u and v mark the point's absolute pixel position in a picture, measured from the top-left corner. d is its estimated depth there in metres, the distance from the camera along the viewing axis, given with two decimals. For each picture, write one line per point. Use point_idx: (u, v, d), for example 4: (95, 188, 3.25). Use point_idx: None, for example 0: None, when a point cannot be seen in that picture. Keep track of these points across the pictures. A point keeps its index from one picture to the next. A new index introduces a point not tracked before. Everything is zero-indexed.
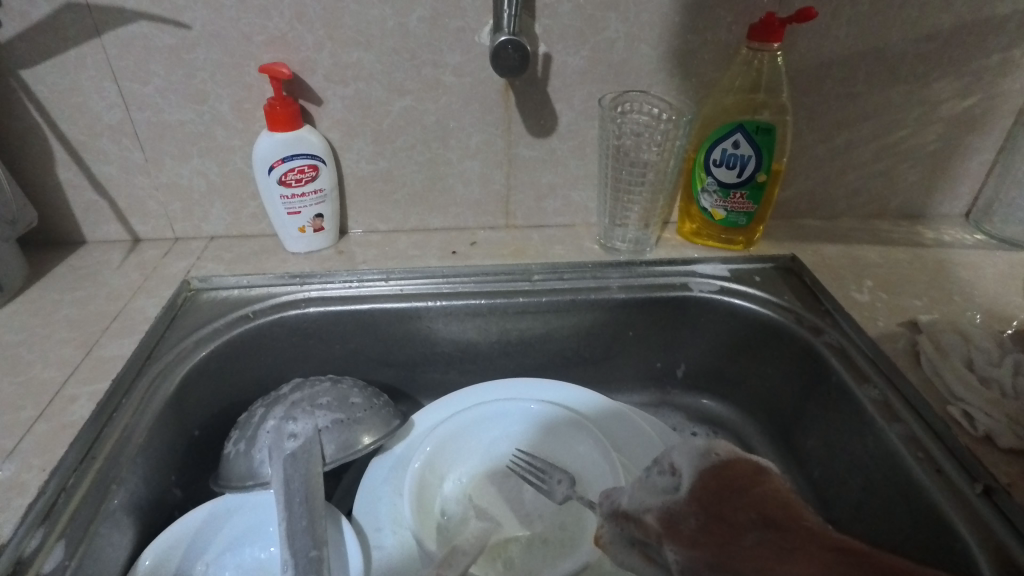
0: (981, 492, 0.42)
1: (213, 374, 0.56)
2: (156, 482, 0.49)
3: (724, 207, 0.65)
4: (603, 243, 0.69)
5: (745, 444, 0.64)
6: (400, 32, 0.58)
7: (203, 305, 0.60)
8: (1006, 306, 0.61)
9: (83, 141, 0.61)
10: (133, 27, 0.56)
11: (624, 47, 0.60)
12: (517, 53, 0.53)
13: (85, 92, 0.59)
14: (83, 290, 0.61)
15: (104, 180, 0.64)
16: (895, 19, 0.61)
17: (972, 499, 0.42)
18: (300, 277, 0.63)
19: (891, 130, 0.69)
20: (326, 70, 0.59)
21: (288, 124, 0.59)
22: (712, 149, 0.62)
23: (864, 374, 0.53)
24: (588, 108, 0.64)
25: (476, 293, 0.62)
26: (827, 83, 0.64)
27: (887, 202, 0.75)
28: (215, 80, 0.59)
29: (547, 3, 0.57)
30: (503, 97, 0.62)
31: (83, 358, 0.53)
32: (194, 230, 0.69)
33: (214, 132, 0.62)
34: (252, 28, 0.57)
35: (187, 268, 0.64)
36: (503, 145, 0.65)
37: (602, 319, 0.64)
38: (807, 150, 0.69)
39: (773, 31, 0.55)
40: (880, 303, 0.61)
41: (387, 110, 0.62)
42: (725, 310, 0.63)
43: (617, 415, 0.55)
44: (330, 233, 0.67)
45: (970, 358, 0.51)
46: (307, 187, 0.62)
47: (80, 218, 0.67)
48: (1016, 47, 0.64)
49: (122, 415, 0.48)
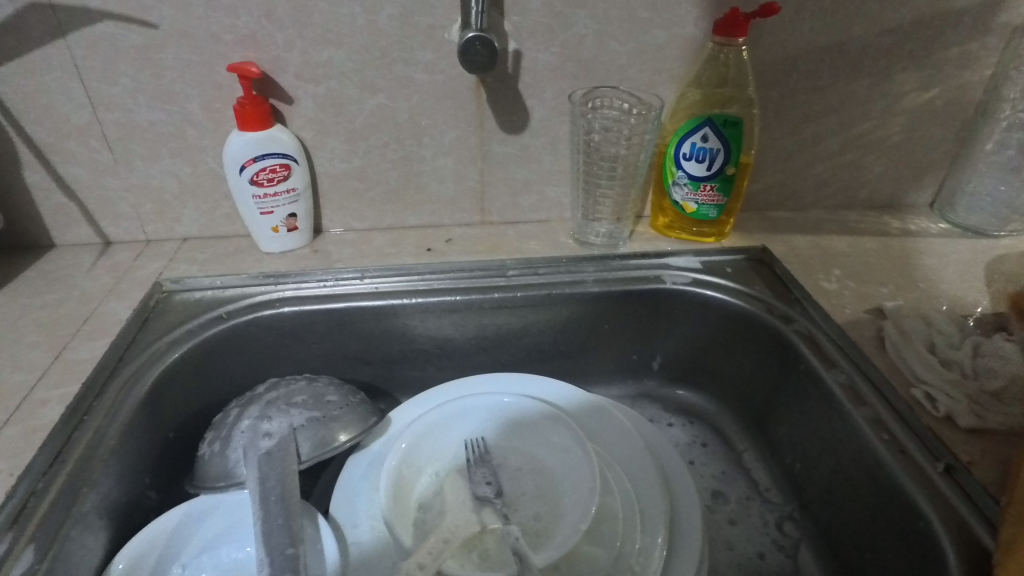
0: (942, 471, 0.43)
1: (187, 375, 0.56)
2: (131, 484, 0.49)
3: (696, 200, 0.65)
4: (577, 238, 0.70)
5: (720, 433, 0.65)
6: (370, 30, 0.58)
7: (177, 306, 0.60)
8: (968, 292, 0.63)
9: (50, 143, 0.61)
10: (99, 27, 0.55)
11: (593, 43, 0.61)
12: (485, 49, 0.53)
13: (51, 93, 0.58)
14: (54, 294, 0.60)
15: (73, 182, 0.63)
16: (856, 14, 0.63)
17: (934, 477, 0.43)
18: (275, 277, 0.62)
19: (857, 122, 0.70)
20: (296, 68, 0.59)
21: (259, 123, 0.59)
22: (682, 143, 0.63)
23: (832, 359, 0.54)
24: (560, 104, 0.64)
25: (451, 289, 0.63)
26: (793, 77, 0.66)
27: (855, 193, 0.77)
28: (184, 80, 0.59)
29: (515, 1, 0.58)
30: (475, 94, 0.63)
31: (53, 362, 0.52)
32: (166, 231, 0.68)
33: (184, 132, 0.62)
34: (220, 27, 0.57)
35: (160, 269, 0.64)
36: (477, 141, 0.66)
37: (577, 312, 0.64)
38: (775, 143, 0.70)
39: (738, 26, 0.57)
40: (847, 291, 0.62)
41: (359, 108, 0.62)
42: (698, 301, 0.64)
43: (595, 408, 0.55)
44: (304, 233, 0.67)
45: (932, 342, 0.53)
46: (280, 186, 0.62)
47: (49, 221, 0.66)
48: (973, 41, 0.66)
49: (93, 418, 0.48)
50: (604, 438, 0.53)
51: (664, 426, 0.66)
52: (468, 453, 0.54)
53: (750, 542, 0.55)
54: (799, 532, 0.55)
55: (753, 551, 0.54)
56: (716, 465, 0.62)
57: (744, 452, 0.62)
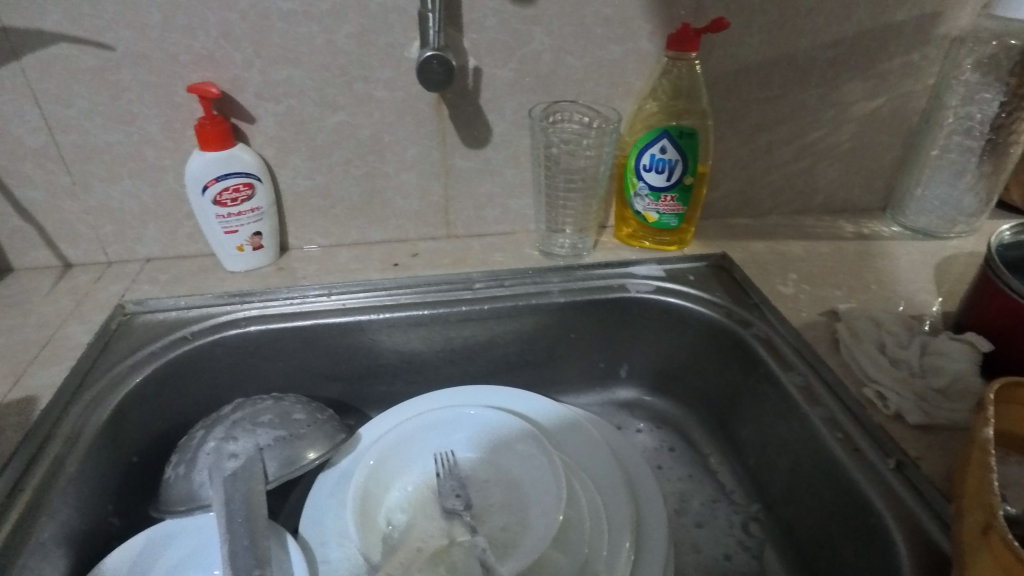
0: (893, 467, 0.45)
1: (151, 398, 0.55)
2: (92, 512, 0.48)
3: (656, 210, 0.67)
4: (542, 250, 0.71)
5: (686, 437, 0.66)
6: (330, 49, 0.59)
7: (139, 328, 0.59)
8: (918, 292, 0.65)
9: (5, 166, 0.60)
10: (53, 49, 0.55)
11: (551, 59, 0.62)
12: (443, 67, 0.54)
13: (5, 115, 0.57)
14: (11, 319, 0.59)
15: (30, 205, 0.62)
16: (803, 27, 0.65)
17: (886, 473, 0.45)
18: (240, 296, 0.62)
19: (809, 131, 0.73)
20: (256, 87, 0.59)
21: (220, 142, 0.59)
22: (641, 154, 0.64)
23: (789, 361, 0.56)
24: (521, 118, 0.65)
25: (418, 304, 0.63)
26: (745, 89, 0.68)
27: (810, 199, 0.79)
28: (142, 101, 0.59)
29: (473, 19, 0.59)
30: (436, 110, 0.63)
31: (10, 390, 0.51)
32: (127, 252, 0.68)
33: (143, 152, 0.61)
34: (178, 47, 0.56)
35: (121, 291, 0.63)
36: (440, 156, 0.66)
37: (544, 322, 0.65)
38: (732, 152, 0.72)
39: (689, 41, 0.58)
40: (803, 294, 0.64)
41: (320, 126, 0.63)
42: (661, 309, 0.65)
43: (564, 419, 0.56)
44: (269, 251, 0.66)
45: (882, 342, 0.55)
46: (243, 205, 0.62)
47: (6, 245, 0.65)
48: (914, 51, 0.69)
49: (52, 445, 0.47)
50: (572, 449, 0.54)
51: (632, 433, 0.67)
52: (437, 467, 0.54)
53: (716, 544, 0.56)
54: (764, 532, 0.56)
55: (719, 552, 0.56)
56: (682, 469, 0.63)
57: (710, 455, 0.64)
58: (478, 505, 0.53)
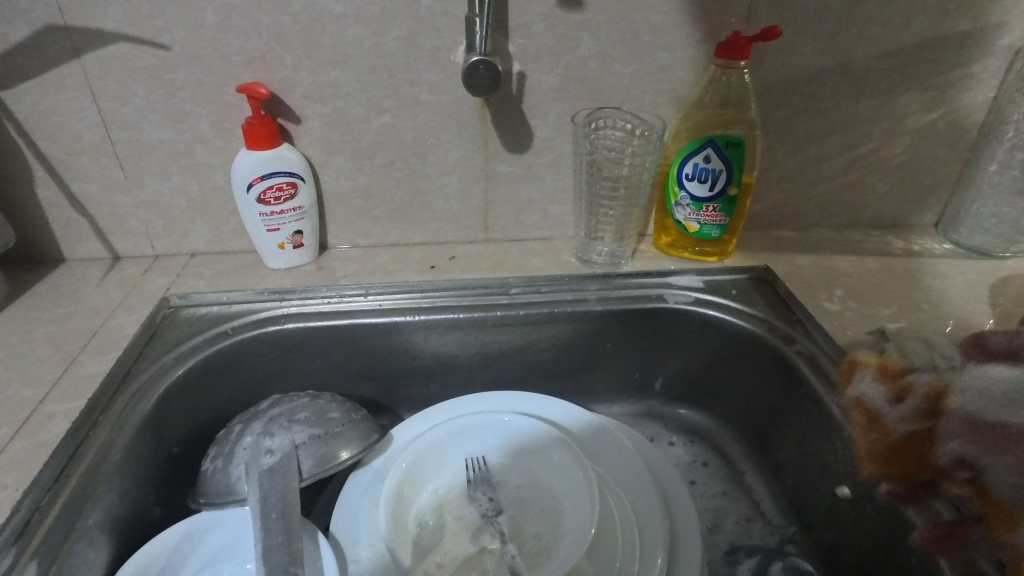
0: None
1: (192, 390, 0.57)
2: (135, 499, 0.50)
3: (698, 220, 0.66)
4: (580, 256, 0.70)
5: (722, 455, 0.64)
6: (377, 51, 0.59)
7: (183, 322, 0.61)
8: (973, 314, 0.62)
9: (62, 159, 0.62)
10: (114, 48, 0.57)
11: (596, 65, 0.62)
12: (490, 72, 0.55)
13: (66, 111, 0.59)
14: (62, 309, 0.61)
15: (84, 199, 0.65)
16: (858, 37, 0.63)
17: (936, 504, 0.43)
18: (280, 292, 0.63)
19: (860, 143, 0.70)
20: (305, 89, 0.60)
21: (268, 141, 0.60)
22: (685, 163, 0.63)
23: (834, 382, 0.54)
24: (563, 124, 0.65)
25: (455, 307, 0.63)
26: (794, 98, 0.66)
27: (859, 213, 0.76)
28: (195, 100, 0.60)
29: (520, 24, 0.59)
30: (480, 114, 0.63)
31: (60, 376, 0.53)
32: (174, 247, 0.69)
33: (194, 150, 0.63)
34: (231, 48, 0.58)
35: (167, 285, 0.65)
36: (481, 161, 0.66)
37: (580, 331, 0.64)
38: (778, 164, 0.71)
39: (740, 49, 0.57)
40: (850, 312, 0.62)
41: (365, 127, 0.63)
42: (700, 321, 0.64)
43: (542, 455, 0.54)
44: (310, 249, 0.67)
45: (934, 365, 0.52)
46: (287, 204, 0.63)
47: (60, 236, 0.67)
48: (976, 63, 0.66)
49: (98, 433, 0.49)
50: (608, 461, 0.54)
51: (665, 446, 0.66)
52: (469, 472, 0.55)
53: None
54: None
55: None
56: (717, 486, 0.62)
57: (747, 472, 0.61)
58: (509, 530, 0.52)
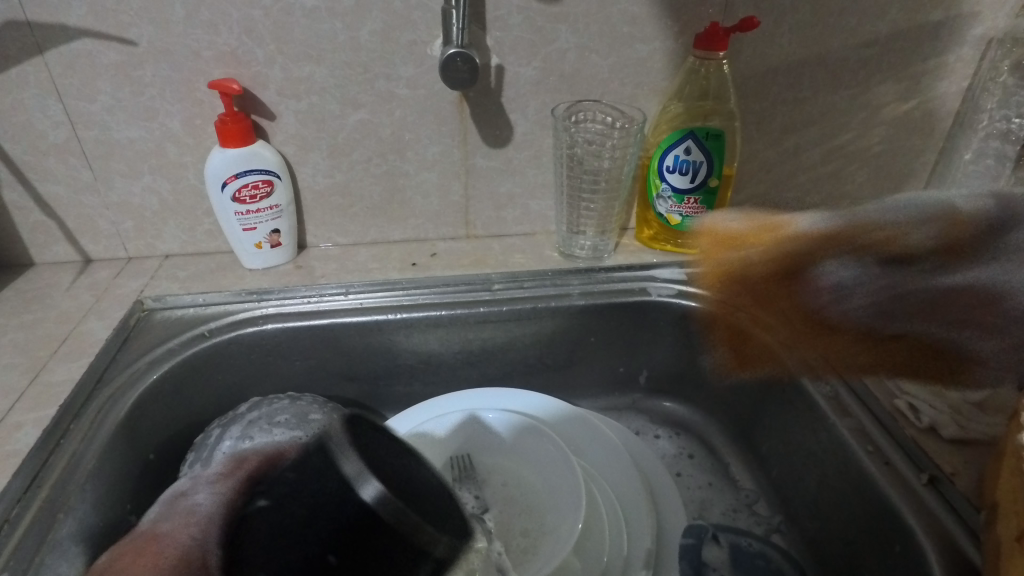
0: (927, 482, 0.43)
1: (168, 395, 0.55)
2: (111, 508, 0.48)
3: (680, 212, 0.66)
4: (562, 251, 0.70)
5: (708, 447, 0.64)
6: (352, 46, 0.58)
7: (158, 324, 0.59)
8: None
9: (27, 160, 0.60)
10: (78, 44, 0.55)
11: (575, 57, 0.61)
12: (467, 64, 0.54)
13: (29, 110, 0.57)
14: (31, 314, 0.59)
15: (52, 200, 0.63)
16: (834, 27, 0.63)
17: (920, 489, 0.43)
18: (258, 293, 0.62)
19: (837, 134, 0.71)
20: (278, 84, 0.59)
21: (242, 138, 0.59)
22: (666, 155, 0.63)
23: (817, 370, 0.54)
24: (543, 117, 0.65)
25: (437, 304, 0.62)
26: (772, 90, 0.66)
27: (838, 203, 0.77)
28: (164, 97, 0.59)
29: (497, 16, 0.58)
30: (458, 108, 0.63)
31: (29, 384, 0.51)
32: (147, 249, 0.67)
33: (165, 148, 0.61)
34: (201, 44, 0.56)
35: (141, 288, 0.63)
36: (460, 156, 0.66)
37: (564, 325, 0.64)
38: (757, 155, 0.71)
39: (718, 40, 0.57)
40: None
41: (341, 123, 0.62)
42: (683, 314, 0.64)
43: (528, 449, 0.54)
44: (288, 249, 0.66)
45: None
46: (263, 203, 0.62)
47: (28, 239, 0.65)
48: (950, 52, 0.67)
49: (70, 441, 0.47)
50: (593, 453, 0.54)
51: (651, 439, 0.65)
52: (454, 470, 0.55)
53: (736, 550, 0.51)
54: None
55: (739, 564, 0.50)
56: (704, 477, 0.62)
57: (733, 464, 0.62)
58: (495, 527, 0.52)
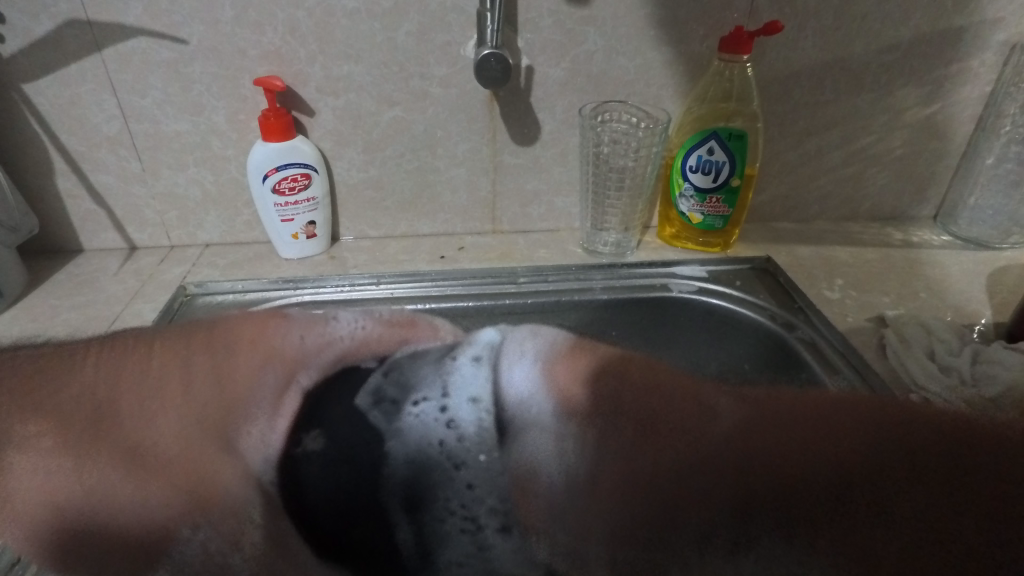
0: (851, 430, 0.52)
1: None
2: None
3: (701, 211, 0.68)
4: (586, 247, 0.72)
5: None
6: (389, 46, 0.61)
7: (200, 309, 0.62)
8: (971, 302, 0.64)
9: (81, 151, 0.63)
10: (133, 41, 0.58)
11: (602, 59, 0.63)
12: (500, 64, 0.57)
13: (85, 104, 0.61)
14: (81, 296, 0.63)
15: (102, 190, 0.66)
16: (857, 32, 0.65)
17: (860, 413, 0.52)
18: (293, 281, 0.65)
19: (859, 137, 0.72)
20: (318, 82, 0.62)
21: (283, 133, 0.62)
22: (689, 155, 0.65)
23: (834, 365, 0.55)
24: (570, 117, 0.67)
25: (464, 295, 0.65)
26: (795, 92, 0.68)
27: (859, 205, 0.78)
28: (211, 93, 0.62)
29: (528, 19, 0.60)
30: (488, 106, 0.65)
31: None
32: (189, 238, 0.71)
33: (209, 142, 0.64)
34: (247, 42, 0.59)
35: (183, 274, 0.66)
36: (489, 153, 0.68)
37: (586, 319, 0.66)
38: (779, 156, 0.72)
39: (742, 43, 0.59)
40: (850, 299, 0.64)
41: (376, 120, 0.65)
42: (703, 310, 0.65)
43: None
44: (322, 240, 0.69)
45: (931, 349, 0.54)
46: (300, 195, 0.65)
47: (78, 226, 0.68)
48: (973, 57, 0.68)
49: None
50: None
51: None
52: None
53: None
54: None
55: None
56: None
57: None
58: None
